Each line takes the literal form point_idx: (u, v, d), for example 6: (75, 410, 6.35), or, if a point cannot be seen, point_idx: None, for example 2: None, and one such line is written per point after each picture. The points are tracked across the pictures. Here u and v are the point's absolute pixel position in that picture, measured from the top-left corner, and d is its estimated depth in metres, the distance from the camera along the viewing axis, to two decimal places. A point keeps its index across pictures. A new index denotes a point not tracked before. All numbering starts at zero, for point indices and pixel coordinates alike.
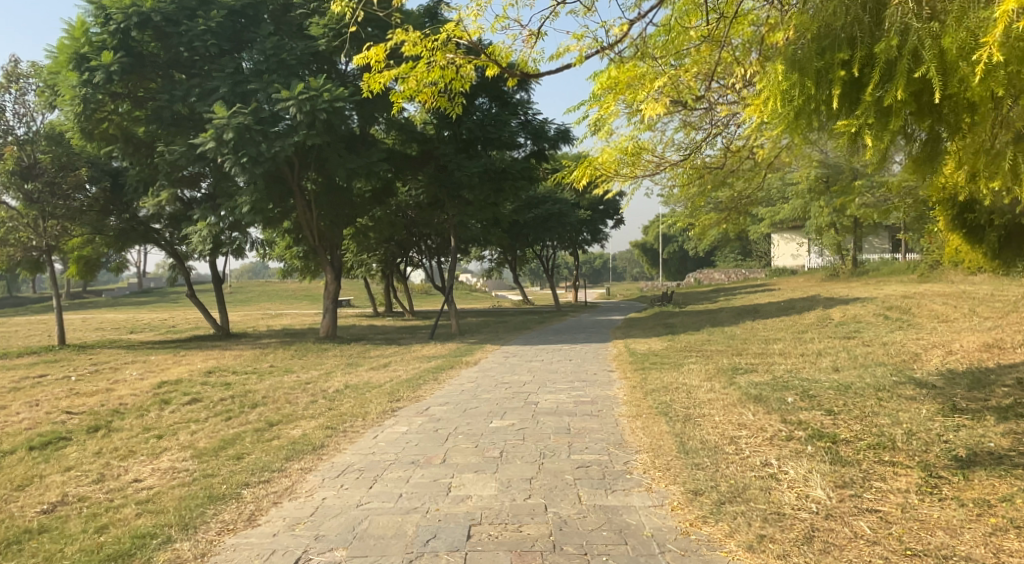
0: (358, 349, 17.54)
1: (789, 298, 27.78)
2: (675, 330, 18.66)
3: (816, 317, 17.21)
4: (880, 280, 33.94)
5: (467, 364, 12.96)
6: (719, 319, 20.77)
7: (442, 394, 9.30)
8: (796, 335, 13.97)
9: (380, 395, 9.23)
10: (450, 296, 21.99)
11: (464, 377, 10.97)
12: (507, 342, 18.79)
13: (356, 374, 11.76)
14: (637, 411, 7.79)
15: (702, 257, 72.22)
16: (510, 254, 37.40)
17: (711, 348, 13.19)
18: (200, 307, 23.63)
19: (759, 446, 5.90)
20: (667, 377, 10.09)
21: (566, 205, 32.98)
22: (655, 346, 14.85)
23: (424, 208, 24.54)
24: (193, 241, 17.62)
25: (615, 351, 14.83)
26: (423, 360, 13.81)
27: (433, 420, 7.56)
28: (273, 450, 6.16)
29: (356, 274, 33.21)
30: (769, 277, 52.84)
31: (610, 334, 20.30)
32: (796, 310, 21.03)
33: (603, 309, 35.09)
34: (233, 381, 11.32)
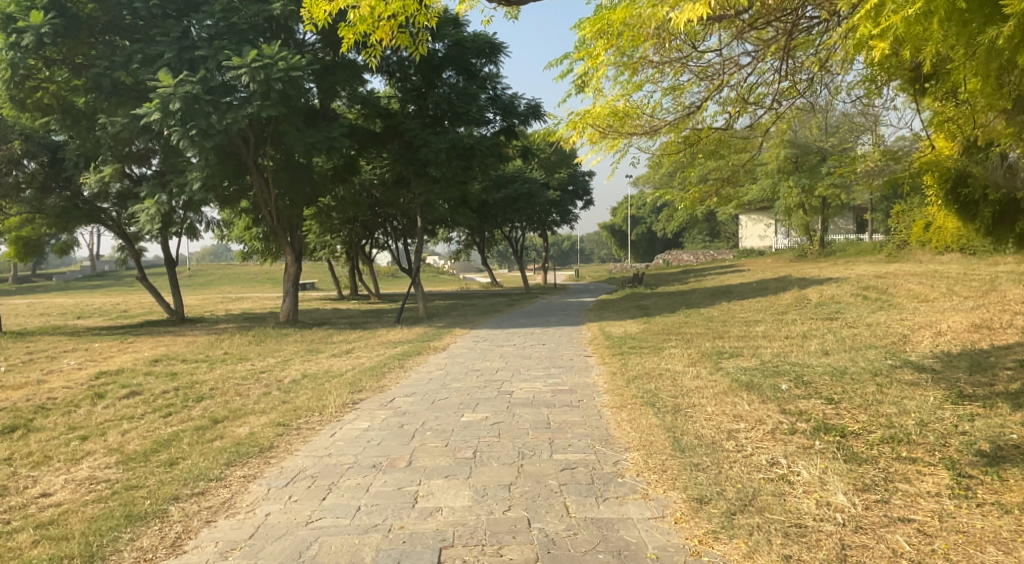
0: (319, 334, 16.67)
1: (761, 279, 27.40)
2: (649, 312, 18.09)
3: (792, 297, 16.73)
4: (849, 260, 33.78)
5: (434, 350, 12.26)
6: (693, 301, 20.23)
7: (409, 383, 8.61)
8: (776, 316, 13.45)
9: (339, 385, 8.52)
10: (416, 278, 21.15)
11: (431, 364, 10.27)
12: (475, 325, 18.04)
13: (316, 361, 10.99)
14: (621, 401, 7.16)
15: (670, 239, 72.12)
16: (478, 235, 36.59)
17: (691, 330, 12.62)
18: (153, 292, 22.52)
19: (761, 442, 5.32)
20: (649, 363, 9.48)
21: (535, 184, 32.17)
22: (631, 329, 14.25)
23: (389, 187, 23.62)
24: (141, 221, 16.57)
25: (589, 335, 14.21)
26: (388, 346, 13.05)
27: (398, 414, 6.87)
28: (212, 454, 5.40)
29: (319, 256, 32.17)
30: (737, 258, 52.74)
31: (581, 316, 19.67)
32: (770, 291, 20.58)
33: (573, 291, 34.47)
34: (180, 371, 10.49)
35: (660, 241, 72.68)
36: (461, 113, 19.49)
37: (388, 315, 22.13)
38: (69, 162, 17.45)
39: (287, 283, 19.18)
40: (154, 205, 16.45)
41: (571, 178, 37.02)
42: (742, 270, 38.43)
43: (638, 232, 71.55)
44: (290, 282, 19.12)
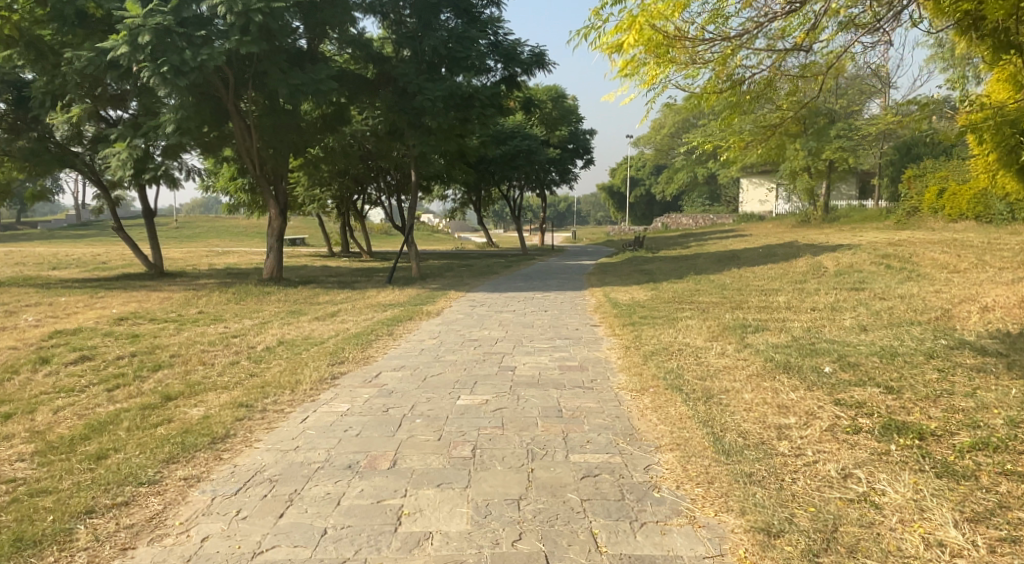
0: (304, 294, 15.63)
1: (767, 245, 26.38)
2: (655, 277, 17.11)
3: (807, 265, 15.71)
4: (856, 227, 32.74)
5: (427, 315, 11.28)
6: (699, 266, 19.24)
7: (399, 356, 7.63)
8: (796, 286, 12.48)
9: (317, 354, 7.55)
10: (409, 235, 20.04)
11: (424, 332, 9.30)
12: (471, 287, 17.03)
13: (297, 326, 10.01)
14: (642, 384, 6.20)
15: (668, 202, 70.85)
16: (474, 194, 35.36)
17: (704, 299, 11.64)
18: (130, 244, 21.36)
19: (824, 445, 4.35)
20: (665, 336, 8.53)
21: (535, 141, 30.84)
22: (639, 296, 13.27)
23: (381, 138, 22.38)
24: (112, 166, 15.43)
25: (593, 302, 13.24)
26: (377, 309, 12.06)
27: (384, 395, 5.90)
28: (151, 446, 4.42)
29: (309, 211, 31.00)
30: (737, 222, 51.65)
31: (582, 280, 18.68)
32: (781, 257, 19.59)
33: (570, 253, 33.44)
34: (145, 332, 9.50)
35: (659, 204, 71.44)
36: (459, 58, 18.25)
37: (379, 274, 21.08)
38: (35, 101, 16.26)
39: (271, 238, 18.06)
40: (125, 150, 15.32)
41: (571, 136, 35.68)
42: (744, 235, 37.41)
43: (636, 195, 70.24)
44: (274, 236, 17.99)
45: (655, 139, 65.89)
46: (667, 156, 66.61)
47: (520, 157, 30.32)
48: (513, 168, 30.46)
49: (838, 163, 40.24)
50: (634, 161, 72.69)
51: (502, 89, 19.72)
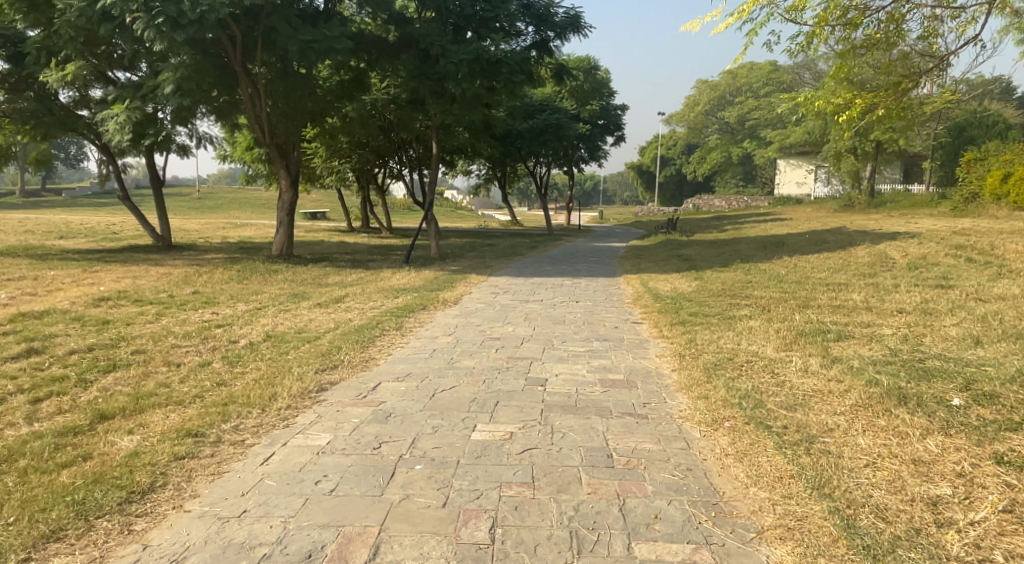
0: (314, 273, 14.36)
1: (812, 231, 24.67)
2: (697, 265, 15.59)
3: (870, 256, 14.09)
4: (904, 214, 30.80)
5: (444, 304, 9.92)
6: (743, 253, 17.63)
7: (404, 361, 6.27)
8: (865, 281, 10.92)
9: (307, 355, 6.24)
10: (429, 212, 18.68)
11: (438, 328, 7.94)
12: (494, 271, 15.64)
13: (294, 314, 8.71)
14: (714, 414, 4.76)
15: (700, 183, 68.59)
16: (500, 170, 33.84)
17: (760, 294, 10.16)
18: (137, 213, 20.15)
19: (1015, 544, 2.99)
20: (725, 342, 7.09)
21: (564, 115, 29.18)
22: (683, 287, 11.79)
23: (402, 107, 20.96)
24: (109, 130, 14.23)
25: (631, 293, 11.77)
26: (389, 294, 10.73)
27: (379, 422, 4.53)
28: (37, 510, 3.12)
29: (328, 184, 29.71)
30: (772, 206, 49.58)
31: (615, 265, 17.17)
32: (833, 246, 17.93)
33: (598, 235, 31.88)
34: (118, 317, 8.25)
35: (689, 185, 69.20)
36: (487, 19, 16.84)
37: (397, 253, 19.77)
38: (30, 57, 15.09)
39: (281, 211, 16.81)
40: (124, 112, 14.02)
41: (602, 112, 34.07)
42: (783, 220, 35.57)
43: (666, 174, 67.96)
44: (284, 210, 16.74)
45: (689, 117, 63.68)
46: (700, 134, 64.40)
47: (548, 131, 28.64)
48: (541, 143, 28.76)
49: (885, 144, 38.11)
50: (665, 140, 70.44)
51: (533, 55, 18.24)
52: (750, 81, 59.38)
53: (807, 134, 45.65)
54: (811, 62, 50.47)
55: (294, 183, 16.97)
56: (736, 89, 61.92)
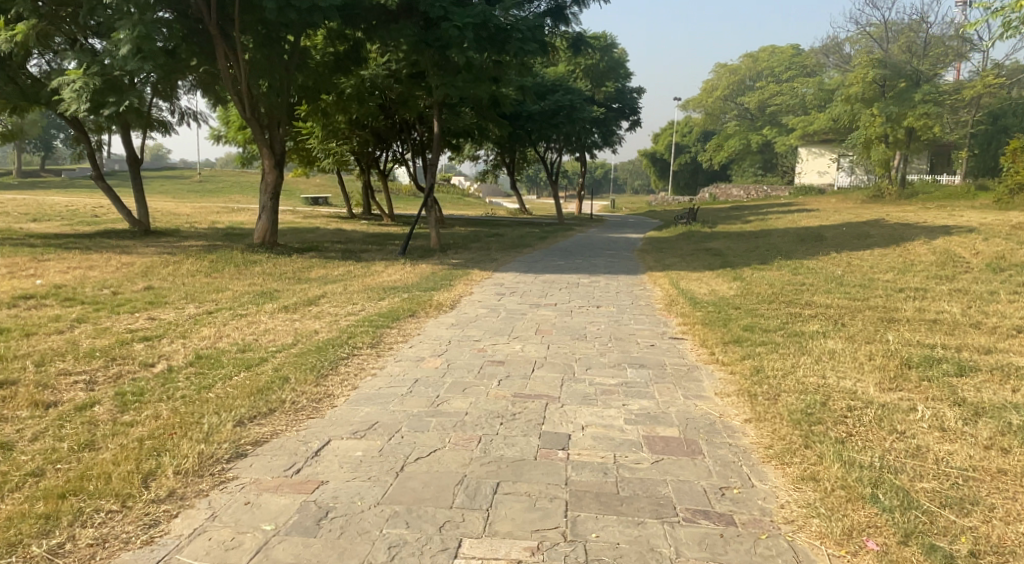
0: (297, 265, 12.67)
1: (848, 224, 23.02)
2: (731, 260, 13.85)
3: (935, 256, 12.30)
4: (941, 206, 29.19)
5: (437, 309, 8.18)
6: (781, 248, 15.87)
7: (374, 403, 4.51)
8: (946, 287, 9.14)
9: (236, 390, 4.46)
10: (429, 198, 16.90)
11: (428, 348, 6.18)
12: (501, 265, 13.90)
13: (248, 323, 6.96)
14: (843, 522, 3.01)
15: (716, 172, 66.33)
16: (510, 155, 32.01)
17: (823, 303, 8.41)
18: (110, 195, 18.35)
19: None
20: (810, 379, 5.28)
21: (579, 97, 27.32)
22: (723, 290, 10.03)
23: (403, 83, 19.18)
24: (63, 98, 12.59)
25: (661, 295, 10.00)
26: (375, 295, 8.99)
27: (304, 535, 2.80)
28: None
29: (327, 167, 27.95)
30: (793, 196, 47.58)
31: (638, 260, 15.43)
32: (878, 241, 16.21)
33: (613, 224, 30.12)
34: (27, 322, 6.54)
35: (704, 174, 67.05)
36: None
37: (394, 243, 18.02)
38: None
39: (264, 195, 15.02)
40: (80, 78, 12.40)
41: (618, 94, 32.15)
42: (808, 211, 33.82)
43: (681, 162, 65.80)
44: (267, 195, 14.98)
45: (705, 102, 61.63)
46: (718, 121, 62.24)
47: (561, 113, 26.71)
48: (554, 127, 26.81)
49: (918, 130, 36.36)
50: (680, 127, 68.40)
51: (547, 23, 16.47)
52: (770, 64, 58.98)
53: (833, 120, 43.75)
54: (836, 43, 48.46)
55: (278, 164, 15.19)
56: (755, 74, 60.18)
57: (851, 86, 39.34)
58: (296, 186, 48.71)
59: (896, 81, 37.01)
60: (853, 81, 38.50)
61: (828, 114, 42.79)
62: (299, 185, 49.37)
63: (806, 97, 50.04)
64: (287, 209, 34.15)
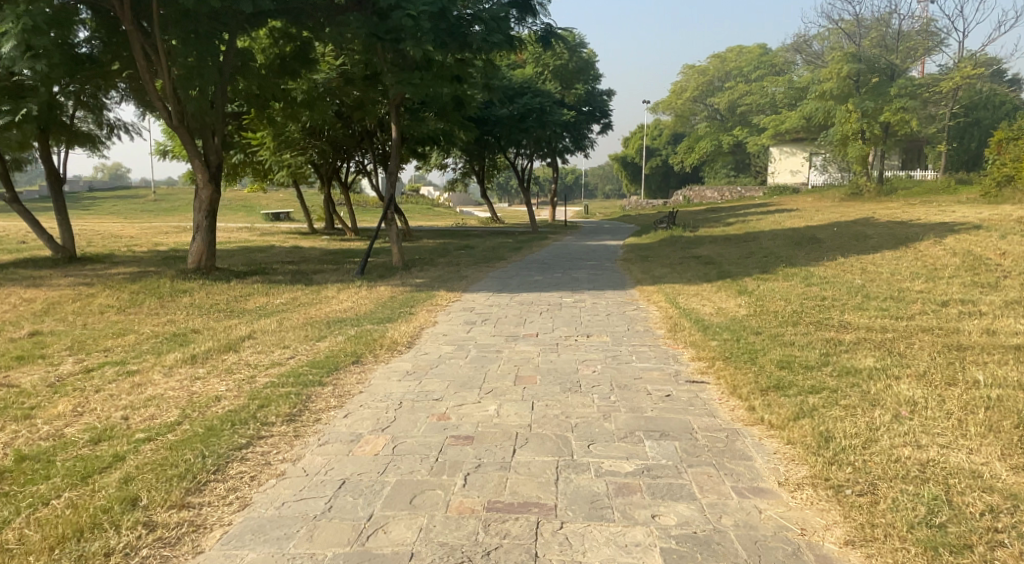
0: (235, 294, 10.93)
1: (835, 224, 21.88)
2: (728, 270, 12.39)
3: (959, 258, 10.95)
4: (926, 202, 28.32)
5: (390, 350, 6.51)
6: (778, 253, 14.47)
7: (265, 543, 2.90)
8: (997, 298, 7.73)
9: (38, 538, 2.87)
10: (388, 210, 15.20)
11: (368, 418, 4.51)
12: (471, 283, 12.31)
13: (131, 386, 5.23)
14: None
15: (688, 174, 65.29)
16: (478, 162, 30.45)
17: (860, 325, 6.93)
18: (30, 220, 16.36)
19: None
20: (910, 457, 3.70)
21: (548, 99, 25.83)
22: (731, 309, 8.52)
23: (357, 86, 17.48)
24: None
25: (659, 317, 8.44)
26: (315, 333, 7.27)
27: None
28: None
29: (282, 179, 26.09)
30: (768, 196, 46.69)
31: (622, 271, 13.91)
32: (880, 241, 14.93)
33: (588, 232, 28.67)
34: None
35: (676, 176, 66.17)
36: None
37: (352, 261, 16.33)
38: None
39: (198, 213, 13.22)
40: None
41: (588, 96, 30.76)
42: (787, 210, 32.90)
43: (653, 165, 64.72)
44: (202, 212, 13.17)
45: (675, 104, 60.76)
46: (687, 123, 61.34)
47: (530, 117, 25.22)
48: (523, 132, 25.30)
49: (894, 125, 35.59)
50: (650, 131, 67.64)
51: (513, 14, 14.87)
52: (738, 64, 58.49)
53: (805, 118, 43.04)
54: (804, 40, 47.82)
55: (214, 178, 13.41)
56: (724, 75, 59.56)
57: (825, 82, 38.52)
58: (256, 201, 46.62)
59: (870, 75, 36.28)
60: (827, 76, 37.64)
61: (800, 111, 42.04)
62: (259, 201, 47.28)
63: (777, 95, 49.32)
64: (245, 226, 32.14)
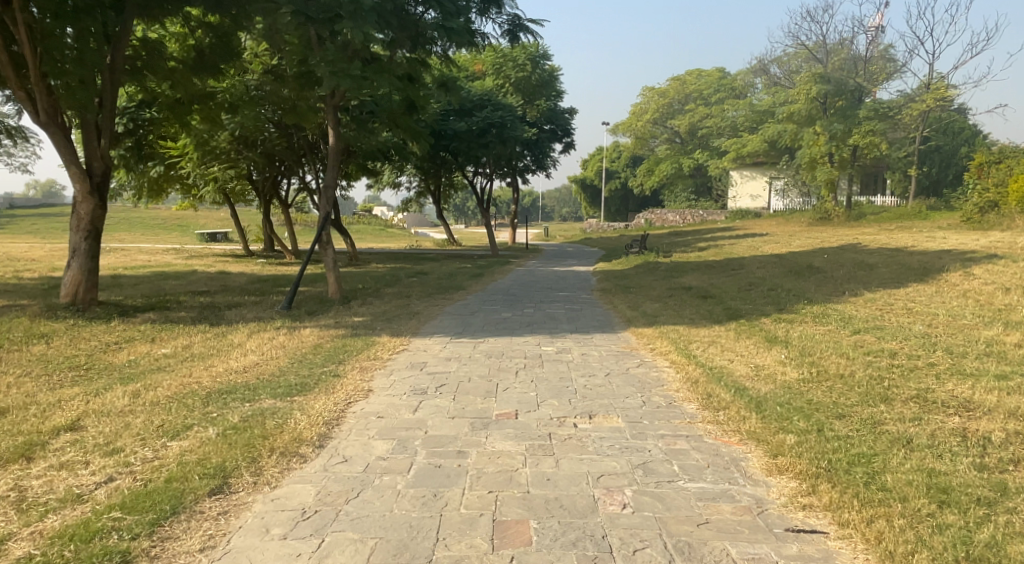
0: (112, 344, 8.35)
1: (821, 250, 20.04)
2: (736, 307, 10.21)
3: (1019, 298, 8.97)
4: (903, 228, 26.91)
5: (283, 458, 4.06)
6: (784, 284, 12.39)
7: None
8: None
9: None
10: (323, 231, 12.65)
11: None
12: (424, 322, 9.92)
13: None
14: None
15: (647, 197, 63.96)
16: (433, 180, 28.07)
17: (991, 407, 4.72)
18: None
19: None
20: None
21: (509, 112, 23.55)
22: (776, 369, 6.28)
23: (290, 87, 15.00)
24: None
25: (681, 381, 6.16)
26: (175, 421, 4.77)
27: None
28: None
29: (212, 196, 23.37)
30: (731, 220, 45.43)
31: (605, 306, 11.66)
32: (892, 272, 12.96)
33: (552, 256, 26.46)
34: None
35: (635, 199, 64.68)
36: None
37: (282, 291, 13.78)
38: None
39: (75, 234, 10.60)
40: None
41: (550, 114, 28.68)
42: (759, 235, 31.14)
43: (611, 188, 63.30)
44: (79, 234, 10.58)
45: (635, 126, 58.98)
46: (646, 145, 60.08)
47: (490, 132, 22.94)
48: (483, 148, 23.03)
49: (863, 149, 34.38)
50: (609, 153, 66.11)
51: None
52: (698, 87, 56.41)
53: (768, 141, 41.74)
54: (763, 64, 46.78)
55: (99, 191, 10.79)
56: (683, 98, 57.32)
57: (794, 102, 37.04)
58: (192, 221, 43.23)
59: (837, 98, 34.94)
60: (795, 97, 36.23)
61: (763, 135, 40.84)
62: (196, 220, 43.90)
63: (738, 118, 48.29)
64: (173, 248, 29.10)
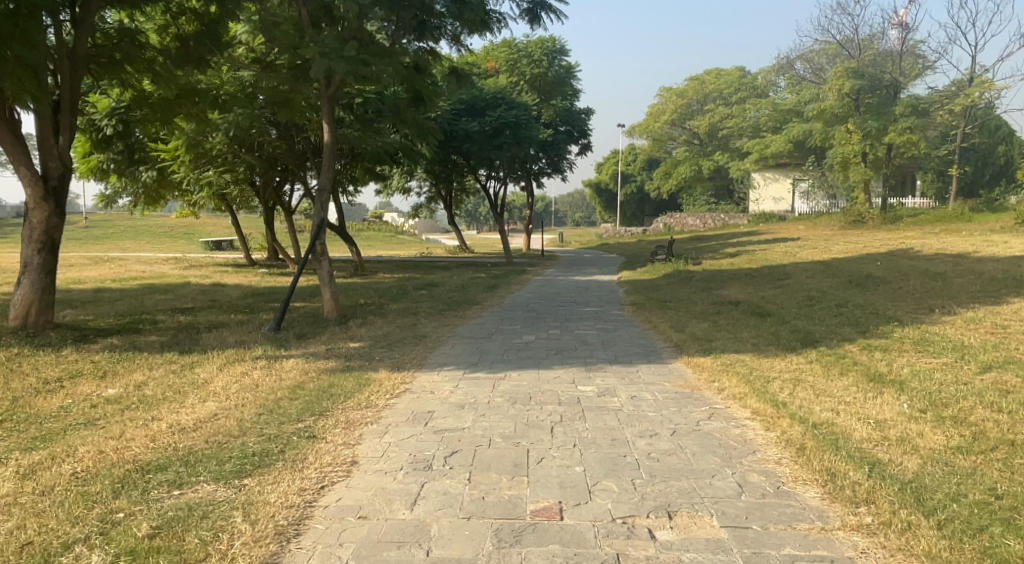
0: (52, 382, 6.82)
1: (869, 256, 18.22)
2: (806, 328, 8.50)
3: None
4: (949, 231, 24.96)
5: None
6: (849, 299, 10.64)
7: None
8: None
9: None
10: (318, 240, 11.09)
11: None
12: (431, 348, 8.30)
13: None
14: None
15: (665, 201, 62.13)
16: (443, 184, 26.51)
17: None
18: None
19: None
20: None
21: (524, 112, 21.92)
22: (908, 428, 4.58)
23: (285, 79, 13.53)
24: None
25: (781, 447, 4.48)
26: (54, 535, 3.22)
27: None
28: None
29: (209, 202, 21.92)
30: (755, 223, 43.54)
31: (644, 325, 10.00)
32: (973, 283, 11.18)
33: (571, 263, 24.79)
34: None
35: (651, 203, 62.84)
36: None
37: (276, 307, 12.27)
38: None
39: (27, 246, 9.11)
40: None
41: (566, 114, 27.02)
42: (791, 239, 29.23)
43: (627, 192, 61.57)
44: (31, 246, 9.09)
45: (652, 128, 57.13)
46: (664, 148, 58.27)
47: (504, 133, 21.30)
48: (496, 149, 21.40)
49: (899, 148, 32.40)
50: (625, 156, 64.34)
51: None
52: (718, 86, 54.51)
53: (793, 141, 39.83)
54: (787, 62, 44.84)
55: (56, 196, 9.27)
56: (702, 98, 55.43)
57: (824, 100, 35.09)
58: (199, 229, 41.95)
59: (870, 94, 32.94)
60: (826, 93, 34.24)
61: (788, 135, 38.92)
62: (202, 228, 42.60)
63: (760, 118, 46.31)
64: (173, 257, 27.64)
